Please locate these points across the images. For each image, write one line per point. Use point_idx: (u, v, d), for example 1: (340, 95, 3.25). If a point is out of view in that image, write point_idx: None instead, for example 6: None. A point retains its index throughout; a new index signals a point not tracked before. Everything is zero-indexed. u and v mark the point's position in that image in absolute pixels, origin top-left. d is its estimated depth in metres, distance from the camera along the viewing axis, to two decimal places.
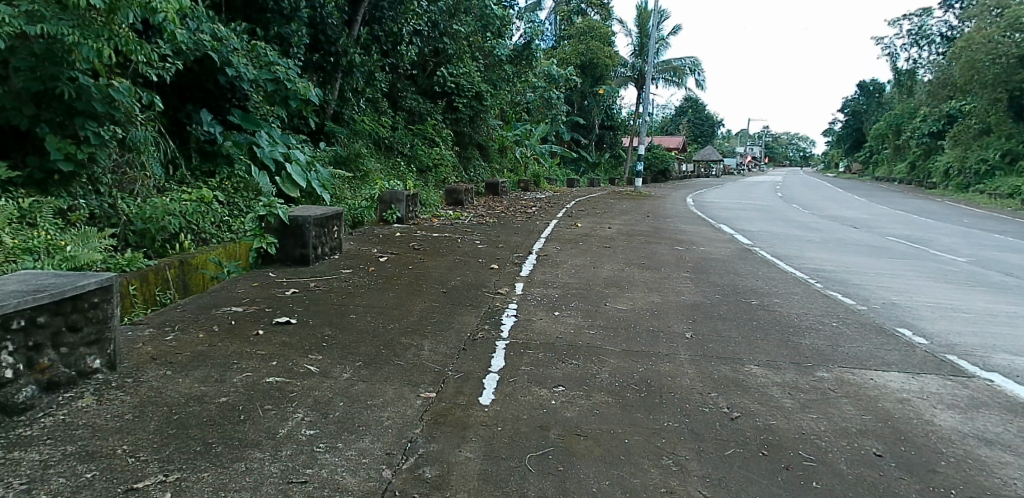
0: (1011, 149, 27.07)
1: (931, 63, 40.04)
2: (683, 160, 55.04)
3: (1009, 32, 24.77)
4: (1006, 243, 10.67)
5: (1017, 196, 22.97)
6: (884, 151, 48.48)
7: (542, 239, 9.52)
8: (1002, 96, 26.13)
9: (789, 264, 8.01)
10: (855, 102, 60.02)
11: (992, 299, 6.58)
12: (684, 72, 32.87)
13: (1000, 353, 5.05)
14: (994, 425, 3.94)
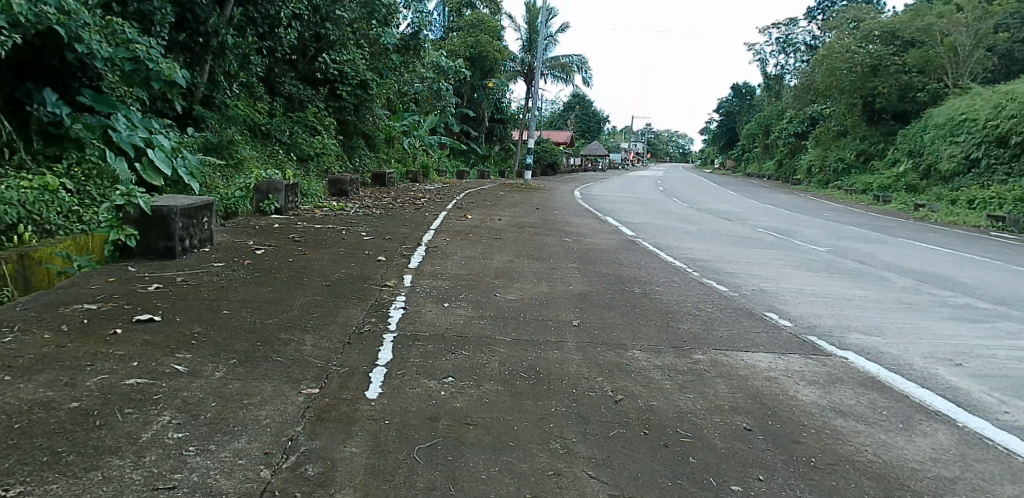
0: (864, 149, 29.40)
1: (796, 70, 43.73)
2: (571, 154, 56.59)
3: (863, 43, 28.46)
4: (859, 235, 11.85)
5: (869, 192, 25.65)
6: (754, 149, 52.29)
7: (432, 231, 9.46)
8: (857, 102, 29.20)
9: (669, 254, 8.44)
10: (729, 102, 64.43)
11: (847, 284, 7.27)
12: (572, 70, 33.75)
13: (852, 334, 5.59)
14: (848, 398, 4.39)
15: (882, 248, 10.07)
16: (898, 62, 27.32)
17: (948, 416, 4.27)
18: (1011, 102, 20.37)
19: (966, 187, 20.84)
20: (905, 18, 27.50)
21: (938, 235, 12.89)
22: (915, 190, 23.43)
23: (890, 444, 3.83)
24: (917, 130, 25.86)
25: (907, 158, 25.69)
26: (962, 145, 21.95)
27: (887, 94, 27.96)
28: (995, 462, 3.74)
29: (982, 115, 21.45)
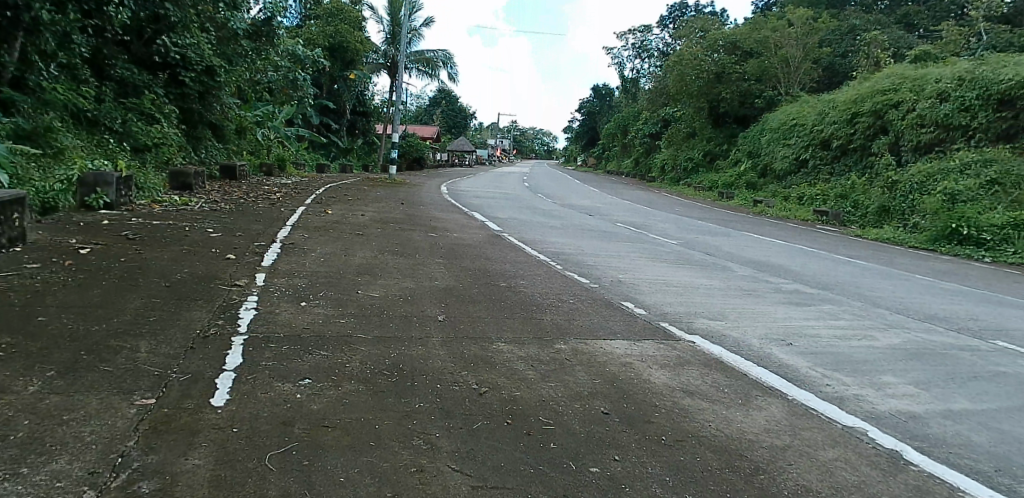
0: (710, 149, 32.00)
1: (650, 74, 46.77)
2: (437, 150, 56.34)
3: (708, 52, 30.85)
4: (706, 228, 12.88)
5: (714, 189, 27.82)
6: (613, 148, 55.20)
7: (288, 227, 9.07)
8: (703, 105, 31.80)
9: (534, 248, 8.70)
10: (590, 103, 67.52)
11: (695, 273, 7.89)
12: (437, 64, 33.70)
13: (699, 319, 6.06)
14: (695, 379, 4.75)
15: (726, 241, 11.01)
16: (738, 71, 30.05)
17: (780, 390, 4.76)
18: (832, 109, 23.08)
19: (796, 185, 23.29)
20: (744, 30, 30.18)
21: (772, 229, 14.35)
22: (754, 188, 25.82)
23: (731, 419, 4.20)
24: (756, 133, 28.63)
25: (747, 158, 28.26)
26: (793, 147, 24.54)
27: (729, 100, 30.79)
28: (818, 428, 4.23)
29: (810, 121, 24.16)
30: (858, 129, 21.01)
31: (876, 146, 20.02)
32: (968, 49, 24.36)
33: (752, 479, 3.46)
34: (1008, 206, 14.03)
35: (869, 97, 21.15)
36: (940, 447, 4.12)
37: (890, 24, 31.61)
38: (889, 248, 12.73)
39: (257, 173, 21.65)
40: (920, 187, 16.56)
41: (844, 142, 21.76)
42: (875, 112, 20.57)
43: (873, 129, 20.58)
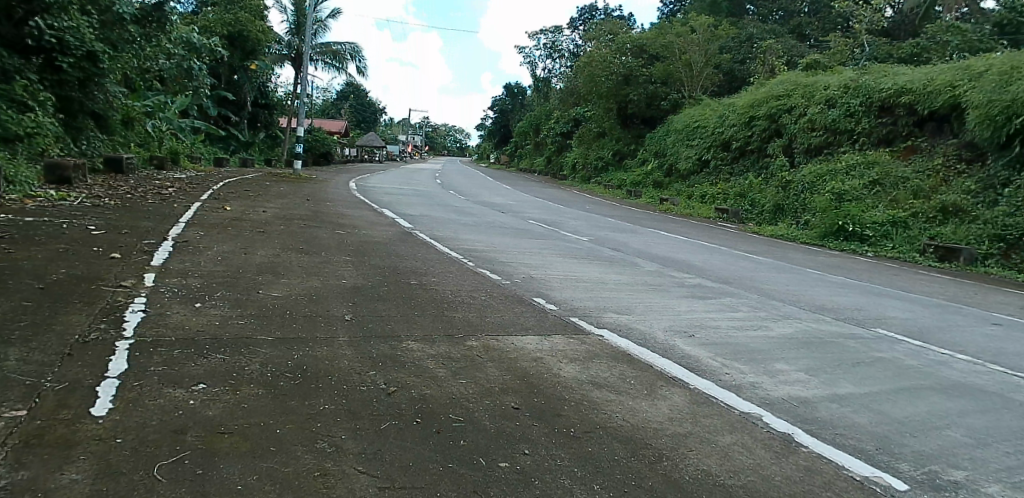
0: (619, 149, 32.95)
1: (561, 75, 47.66)
2: (346, 145, 54.89)
3: (617, 54, 31.75)
4: (615, 225, 13.29)
5: (623, 187, 28.66)
6: (525, 146, 55.81)
7: (182, 224, 8.58)
8: (612, 106, 32.78)
9: (446, 245, 8.65)
10: (502, 101, 67.95)
11: (604, 269, 8.11)
12: (344, 57, 32.90)
13: (608, 314, 6.23)
14: (603, 371, 4.89)
15: (634, 237, 11.41)
16: (645, 74, 31.16)
17: (683, 380, 4.97)
18: (732, 113, 24.35)
19: (699, 184, 24.42)
20: (650, 34, 31.26)
21: (677, 226, 15.01)
22: (661, 186, 26.83)
23: (637, 409, 4.35)
24: (662, 134, 29.76)
25: (654, 158, 29.37)
26: (696, 147, 25.69)
27: (637, 101, 31.91)
28: (717, 415, 4.45)
29: (712, 123, 25.38)
30: (756, 132, 22.30)
31: (772, 149, 21.40)
32: (852, 59, 26.37)
33: (657, 466, 3.60)
34: (886, 205, 15.32)
35: (765, 102, 22.47)
36: (825, 429, 4.44)
37: (784, 33, 33.71)
38: (780, 244, 13.59)
39: (148, 166, 21.01)
40: (811, 187, 17.77)
41: (743, 144, 23.07)
42: (771, 116, 21.91)
43: (769, 132, 21.93)
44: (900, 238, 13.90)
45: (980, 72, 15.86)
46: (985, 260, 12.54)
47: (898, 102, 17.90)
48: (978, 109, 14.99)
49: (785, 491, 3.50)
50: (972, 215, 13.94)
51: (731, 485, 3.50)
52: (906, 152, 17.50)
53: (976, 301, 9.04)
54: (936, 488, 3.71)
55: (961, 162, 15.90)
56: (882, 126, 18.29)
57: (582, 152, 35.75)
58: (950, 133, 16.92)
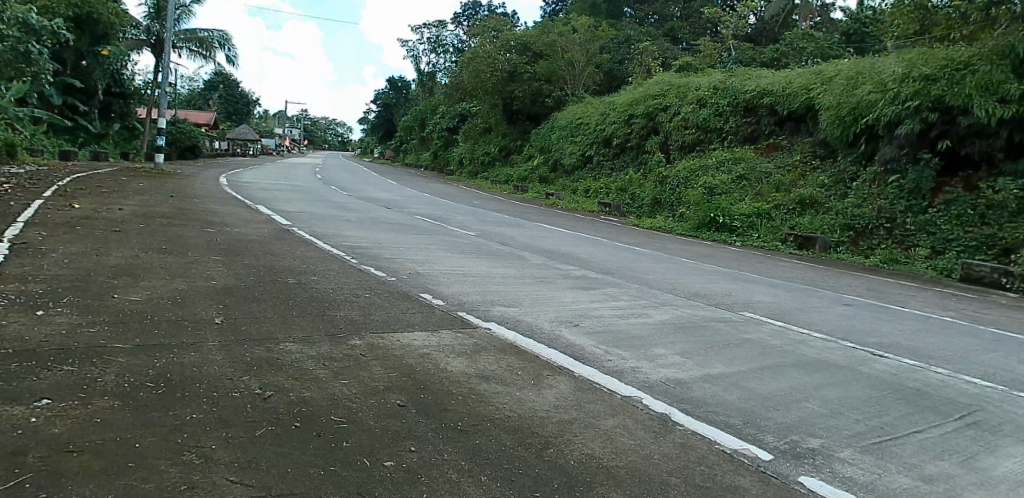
0: (505, 145, 33.37)
1: (447, 69, 47.46)
2: (216, 138, 51.46)
3: (502, 51, 32.11)
4: (501, 220, 13.48)
5: (510, 182, 29.02)
6: (410, 141, 55.12)
7: (20, 224, 7.72)
8: (497, 102, 33.10)
9: (327, 243, 8.38)
10: (387, 94, 66.50)
11: (490, 263, 8.19)
12: (213, 45, 30.92)
13: (494, 307, 6.30)
14: (491, 364, 4.95)
15: (520, 231, 11.62)
16: (529, 71, 31.75)
17: (568, 368, 5.13)
18: (612, 110, 25.40)
19: (583, 179, 25.28)
20: (533, 32, 31.78)
21: (562, 219, 15.45)
22: (546, 181, 27.46)
23: (523, 399, 4.44)
24: (546, 131, 30.52)
25: (539, 153, 30.07)
26: (580, 144, 26.55)
27: (522, 98, 32.44)
28: (600, 401, 4.63)
29: (594, 121, 26.31)
30: (635, 129, 23.39)
31: (649, 145, 22.56)
32: (720, 62, 28.23)
33: (543, 454, 3.69)
34: (752, 198, 16.58)
35: (642, 100, 23.59)
36: (698, 407, 4.75)
37: (659, 36, 35.45)
38: (656, 235, 14.38)
39: None
40: (686, 182, 18.89)
41: (623, 141, 24.15)
42: (648, 115, 23.06)
43: (647, 129, 23.09)
44: (764, 228, 15.13)
45: (831, 76, 17.48)
46: (837, 248, 13.95)
47: (761, 103, 19.43)
48: (830, 110, 16.57)
49: (664, 469, 3.72)
50: (825, 206, 15.41)
51: (614, 467, 3.66)
52: (768, 149, 19.04)
53: (827, 284, 10.03)
54: (796, 456, 4.08)
55: (816, 159, 17.46)
56: (747, 125, 19.81)
57: (468, 147, 35.75)
58: (806, 132, 18.50)
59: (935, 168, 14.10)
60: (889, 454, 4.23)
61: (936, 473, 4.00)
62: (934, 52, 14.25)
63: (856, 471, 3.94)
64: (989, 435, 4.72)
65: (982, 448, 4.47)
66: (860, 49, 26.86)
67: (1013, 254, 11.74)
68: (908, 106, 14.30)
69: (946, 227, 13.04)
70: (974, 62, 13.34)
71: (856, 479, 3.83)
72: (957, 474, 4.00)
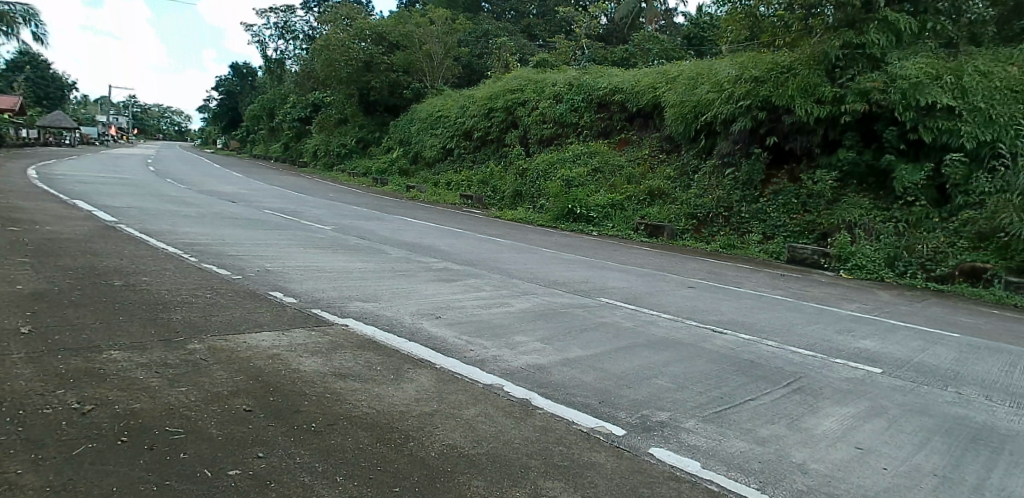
0: (362, 136, 32.54)
1: (296, 56, 45.17)
2: (23, 125, 45.30)
3: (356, 40, 31.15)
4: (359, 213, 13.19)
5: (368, 175, 28.31)
6: (258, 131, 51.93)
7: None
8: (353, 93, 32.13)
9: (161, 240, 7.72)
10: (229, 81, 61.08)
11: (347, 258, 7.97)
12: (15, 20, 27.31)
13: (352, 303, 6.15)
14: (347, 361, 4.83)
15: (379, 224, 11.43)
16: (386, 62, 31.20)
17: (429, 361, 5.13)
18: (471, 104, 25.66)
19: (444, 172, 25.30)
20: (388, 22, 31.39)
21: (420, 212, 15.40)
22: (406, 173, 27.13)
23: (381, 395, 4.36)
24: (405, 123, 30.23)
25: (398, 146, 29.66)
26: (440, 137, 26.61)
27: (379, 89, 31.79)
28: (462, 391, 4.67)
29: (454, 114, 26.47)
30: (495, 123, 23.90)
31: (509, 139, 23.14)
32: (574, 60, 29.45)
33: (403, 448, 3.66)
34: (606, 189, 17.47)
35: (501, 94, 24.10)
36: (557, 390, 4.94)
37: (516, 32, 36.17)
38: (513, 226, 14.75)
39: None
40: (544, 174, 19.56)
41: (483, 134, 24.57)
42: (507, 108, 23.64)
43: (506, 123, 23.66)
44: (617, 218, 16.06)
45: (674, 76, 18.81)
46: (682, 235, 15.15)
47: (612, 100, 20.56)
48: (673, 107, 17.85)
49: (524, 452, 3.83)
50: (671, 196, 16.62)
51: (474, 454, 3.72)
52: (620, 144, 20.20)
53: (673, 268, 10.83)
54: (646, 429, 4.37)
55: (662, 153, 18.78)
56: (600, 121, 20.91)
57: (322, 139, 34.33)
58: (654, 128, 19.76)
59: (764, 161, 15.74)
60: (728, 421, 4.66)
61: (767, 435, 4.47)
62: (761, 56, 15.73)
63: (699, 438, 4.30)
64: (810, 397, 5.36)
65: (804, 410, 5.06)
66: (699, 52, 29.14)
67: (829, 237, 13.46)
68: (741, 105, 15.75)
69: (775, 215, 14.57)
70: (795, 66, 14.93)
71: (700, 445, 4.18)
72: (784, 435, 4.50)
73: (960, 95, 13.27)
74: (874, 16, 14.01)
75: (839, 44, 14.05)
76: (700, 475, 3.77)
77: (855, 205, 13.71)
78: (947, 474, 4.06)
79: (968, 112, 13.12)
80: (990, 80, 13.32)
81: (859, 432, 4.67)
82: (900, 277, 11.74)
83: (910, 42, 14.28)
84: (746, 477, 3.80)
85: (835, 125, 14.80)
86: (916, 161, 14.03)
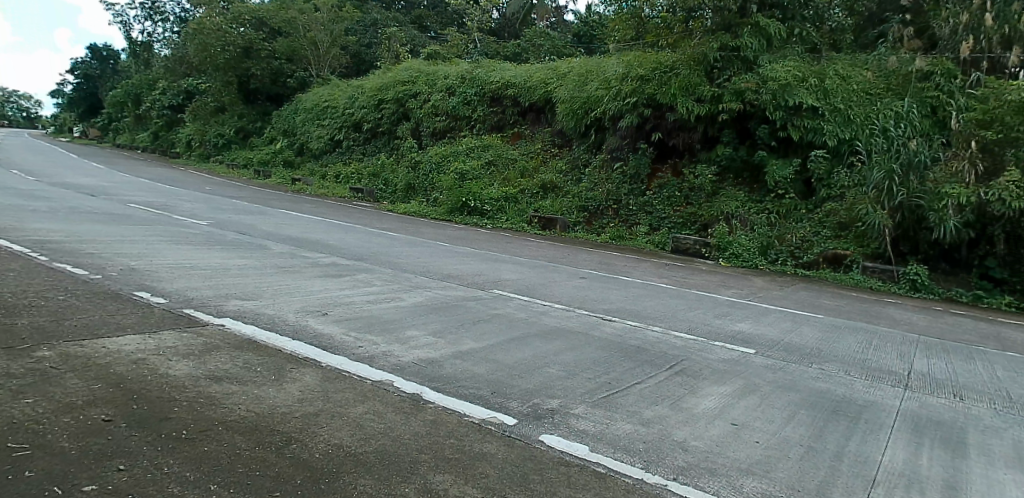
0: (242, 126, 30.88)
1: (165, 39, 41.89)
2: None
3: (234, 24, 29.40)
4: (239, 207, 12.56)
5: (249, 166, 26.87)
6: (121, 119, 47.78)
7: None
8: (232, 80, 30.43)
9: (6, 238, 7.02)
10: (86, 65, 55.86)
11: (225, 254, 7.59)
12: None
13: (229, 302, 5.87)
14: (224, 363, 4.60)
15: (261, 219, 10.94)
16: (267, 48, 30.09)
17: (313, 359, 4.98)
18: (360, 95, 25.05)
19: (332, 163, 24.58)
20: (271, 7, 29.91)
21: (305, 205, 14.87)
22: (291, 165, 26.11)
23: (262, 397, 4.19)
24: (290, 113, 29.04)
25: (283, 137, 28.43)
26: (327, 127, 25.78)
27: (261, 76, 30.45)
28: (350, 389, 4.58)
29: (341, 104, 25.74)
30: (385, 114, 23.54)
31: (401, 131, 22.79)
32: (467, 53, 29.55)
33: (284, 451, 3.53)
34: (500, 183, 17.65)
35: (392, 85, 23.71)
36: (448, 383, 4.95)
37: (406, 23, 35.64)
38: (402, 219, 14.58)
39: None
40: (437, 167, 19.51)
41: (374, 126, 24.09)
42: (398, 100, 23.30)
43: (397, 115, 23.34)
44: (511, 211, 16.26)
45: (565, 72, 19.34)
46: (574, 227, 15.58)
47: (505, 94, 20.81)
48: (564, 103, 18.32)
49: (414, 447, 3.82)
50: (563, 190, 17.06)
51: (361, 453, 3.66)
52: (513, 137, 20.47)
53: (566, 260, 11.13)
54: (537, 417, 4.48)
55: (554, 147, 19.23)
56: (492, 114, 21.09)
57: (197, 128, 32.19)
58: (546, 123, 20.19)
59: (649, 156, 16.52)
60: (615, 405, 4.87)
61: (652, 416, 4.71)
62: (646, 56, 16.42)
63: (588, 423, 4.46)
64: (691, 379, 5.70)
65: (686, 391, 5.38)
66: (589, 50, 30.03)
67: (709, 228, 14.33)
68: (628, 102, 16.40)
69: (660, 207, 15.33)
70: (676, 65, 15.71)
71: (588, 430, 4.34)
72: (667, 415, 4.76)
73: (824, 96, 14.51)
74: (748, 21, 15.02)
75: (717, 46, 14.93)
76: (589, 458, 3.91)
77: (732, 199, 14.71)
78: (810, 444, 4.45)
79: (830, 113, 14.35)
80: (849, 84, 14.65)
81: (735, 408, 5.02)
82: (773, 264, 12.69)
83: (779, 46, 15.42)
84: (632, 458, 3.99)
85: (713, 123, 15.73)
86: (786, 157, 15.19)
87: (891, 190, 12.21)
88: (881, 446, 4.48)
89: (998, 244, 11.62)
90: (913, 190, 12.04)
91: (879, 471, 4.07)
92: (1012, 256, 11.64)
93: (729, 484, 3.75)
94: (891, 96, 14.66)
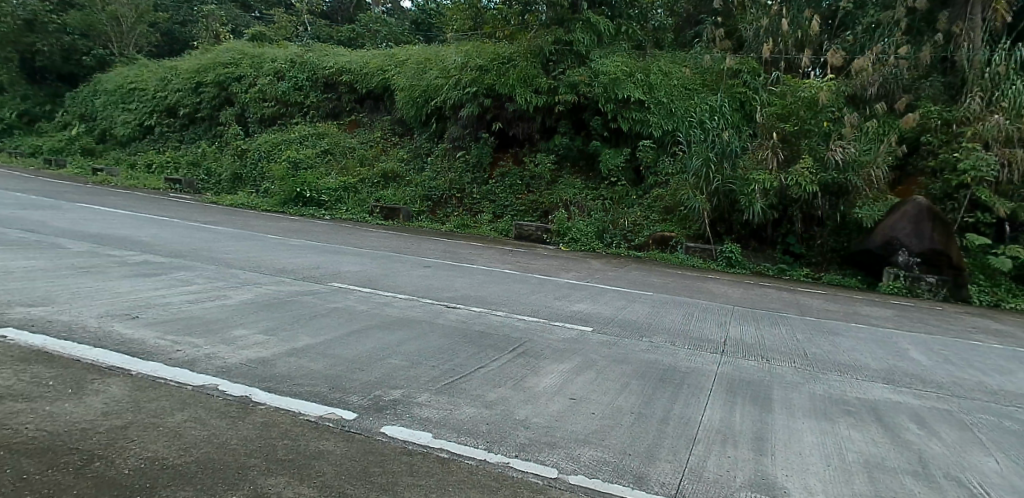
0: (26, 109, 26.95)
1: None
2: None
3: None
4: (24, 201, 11.02)
5: (37, 155, 23.47)
6: None
7: None
8: (12, 56, 26.50)
9: None
10: None
11: (7, 256, 6.65)
12: None
13: (13, 310, 5.19)
14: (5, 380, 4.08)
15: (52, 214, 9.65)
16: (57, 21, 26.47)
17: (122, 367, 4.54)
18: (174, 76, 22.97)
19: (144, 152, 22.28)
20: None
21: (109, 198, 13.39)
22: (92, 154, 23.30)
23: (55, 414, 3.76)
24: (88, 95, 25.84)
25: (80, 122, 25.21)
26: (135, 112, 23.29)
27: (49, 53, 26.67)
28: (167, 396, 4.24)
29: (151, 86, 23.34)
30: (204, 99, 21.74)
31: (224, 117, 21.11)
32: (296, 35, 27.99)
33: (84, 470, 3.22)
34: (338, 172, 17.09)
35: (211, 68, 21.98)
36: (282, 382, 4.75)
37: None
38: (226, 212, 13.65)
39: None
40: (267, 156, 18.47)
41: (191, 111, 22.16)
42: (219, 83, 21.61)
43: (219, 100, 21.64)
44: (350, 202, 15.84)
45: (403, 60, 19.30)
46: (418, 217, 15.55)
47: (340, 80, 20.23)
48: (403, 91, 18.14)
49: (242, 452, 3.64)
50: (405, 179, 16.91)
51: (181, 464, 3.42)
52: (351, 126, 19.97)
53: (409, 250, 11.07)
54: (379, 409, 4.46)
55: (396, 136, 19.02)
56: (327, 101, 20.40)
57: None
58: (384, 111, 19.99)
59: (491, 145, 16.93)
60: (459, 391, 4.97)
61: (495, 399, 4.88)
62: (484, 46, 16.73)
63: (431, 410, 4.52)
64: (532, 360, 5.96)
65: (528, 371, 5.63)
66: (427, 37, 29.91)
67: (549, 214, 15.01)
68: (468, 91, 16.59)
69: (502, 195, 15.76)
70: (514, 57, 16.12)
71: (432, 417, 4.40)
72: (510, 396, 4.95)
73: (648, 90, 15.71)
74: (580, 17, 15.79)
75: (552, 40, 15.58)
76: (432, 445, 3.97)
77: (571, 186, 15.48)
78: (634, 410, 4.86)
79: (655, 105, 15.59)
80: (670, 79, 15.99)
81: (571, 384, 5.34)
82: (607, 247, 13.58)
83: (608, 42, 16.43)
84: (475, 440, 4.11)
85: (551, 114, 16.42)
86: (617, 146, 16.26)
87: (708, 177, 13.57)
88: (696, 408, 5.00)
89: (796, 223, 13.47)
90: (726, 177, 13.44)
91: (696, 430, 4.56)
92: (807, 233, 13.57)
93: (567, 455, 4.01)
94: (707, 91, 16.12)
